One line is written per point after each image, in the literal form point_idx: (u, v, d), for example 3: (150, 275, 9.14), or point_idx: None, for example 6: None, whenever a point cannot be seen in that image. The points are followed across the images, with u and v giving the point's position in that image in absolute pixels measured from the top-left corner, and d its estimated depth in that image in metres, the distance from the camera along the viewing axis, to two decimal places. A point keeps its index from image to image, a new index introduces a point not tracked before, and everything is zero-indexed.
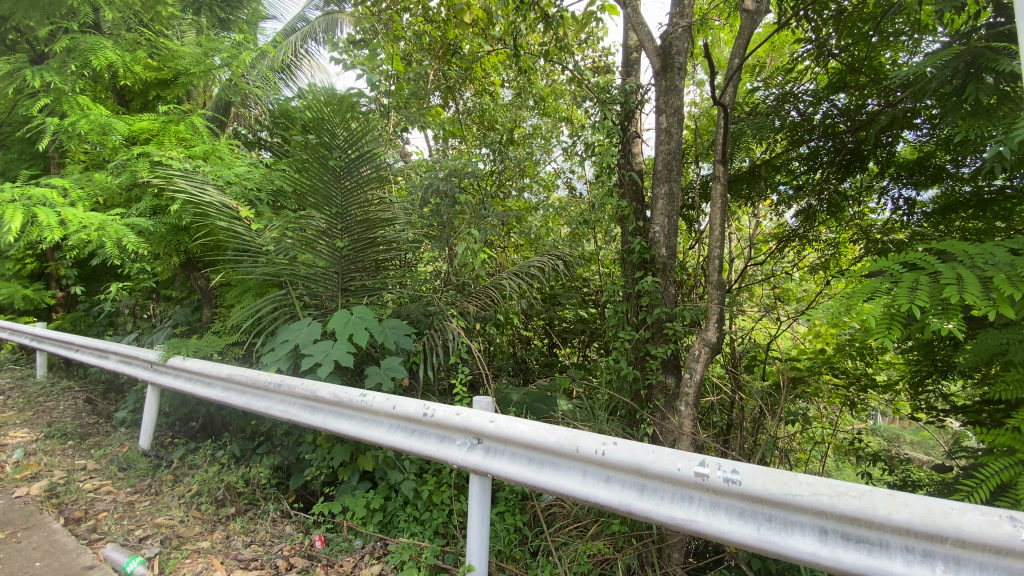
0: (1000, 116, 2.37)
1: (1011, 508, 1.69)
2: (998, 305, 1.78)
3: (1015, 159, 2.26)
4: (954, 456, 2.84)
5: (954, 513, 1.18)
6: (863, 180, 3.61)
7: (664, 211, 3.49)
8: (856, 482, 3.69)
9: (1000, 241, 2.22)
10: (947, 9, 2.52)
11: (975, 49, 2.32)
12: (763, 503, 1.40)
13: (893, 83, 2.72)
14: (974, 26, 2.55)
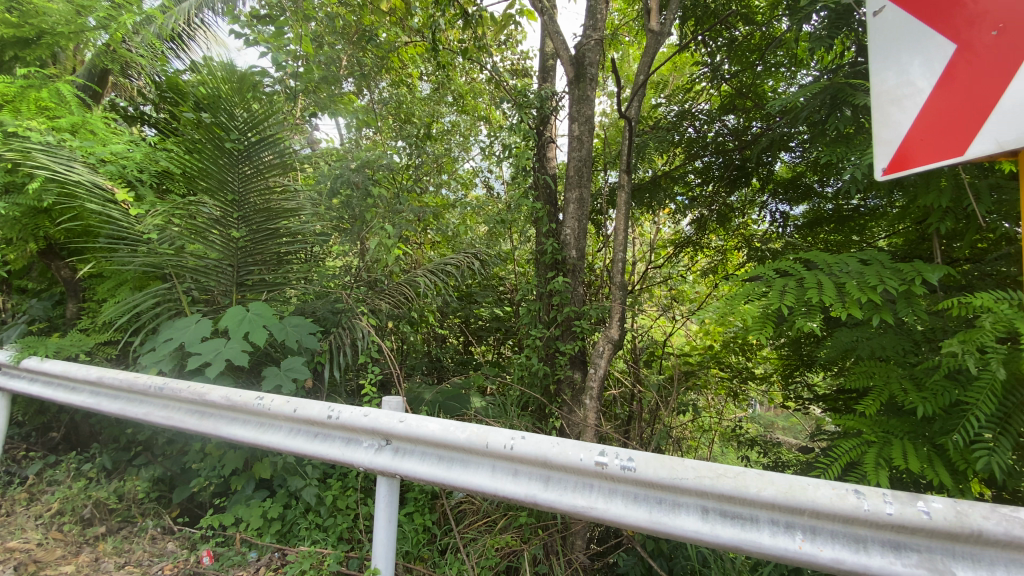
0: (857, 144, 2.65)
1: (856, 482, 1.97)
2: (849, 308, 2.08)
3: (866, 183, 2.62)
4: (815, 439, 3.27)
5: (810, 487, 1.36)
6: (748, 195, 3.97)
7: (575, 214, 3.62)
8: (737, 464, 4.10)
9: (852, 253, 2.58)
10: (818, 47, 2.87)
11: (837, 84, 2.68)
12: (655, 487, 1.51)
13: (773, 110, 3.08)
14: (840, 63, 2.93)
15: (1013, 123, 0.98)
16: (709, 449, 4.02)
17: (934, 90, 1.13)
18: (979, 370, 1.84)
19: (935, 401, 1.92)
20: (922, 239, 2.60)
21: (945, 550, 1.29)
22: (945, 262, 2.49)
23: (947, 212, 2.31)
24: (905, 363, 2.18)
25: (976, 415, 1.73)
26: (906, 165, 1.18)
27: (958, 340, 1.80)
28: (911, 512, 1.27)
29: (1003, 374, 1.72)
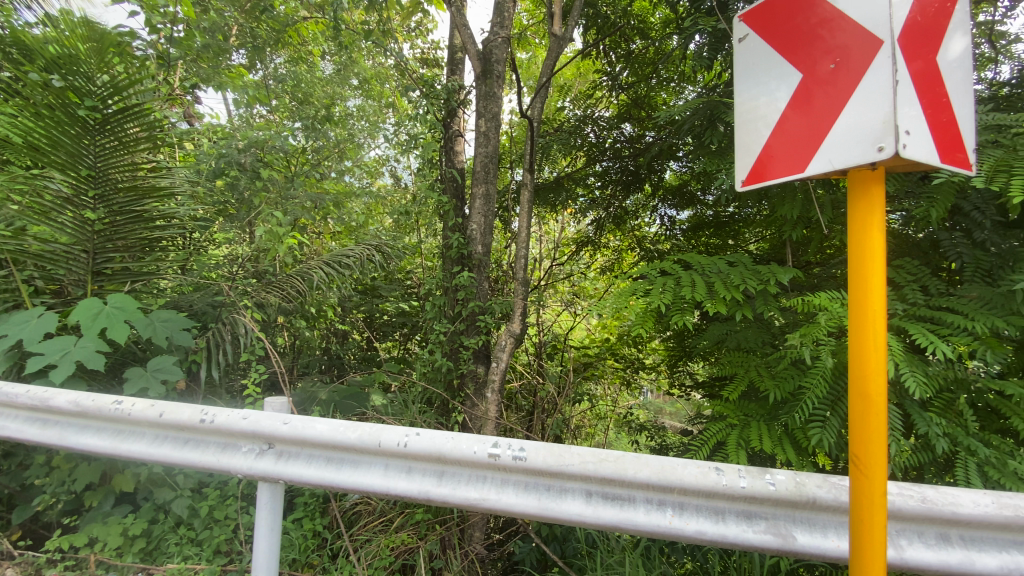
0: (729, 158, 2.96)
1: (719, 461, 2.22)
2: (717, 305, 2.32)
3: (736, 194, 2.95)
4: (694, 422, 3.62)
5: (680, 467, 1.49)
6: (642, 199, 4.22)
7: (480, 210, 3.63)
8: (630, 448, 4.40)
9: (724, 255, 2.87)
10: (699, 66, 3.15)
11: (713, 103, 2.97)
12: (544, 475, 1.57)
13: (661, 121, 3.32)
14: (716, 84, 3.26)
15: (843, 147, 1.14)
16: (605, 436, 4.24)
17: (782, 112, 1.29)
18: (816, 360, 2.15)
19: (782, 387, 2.21)
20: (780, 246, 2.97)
21: (786, 515, 1.48)
22: (798, 266, 2.85)
23: (799, 222, 2.64)
24: (762, 353, 2.48)
25: (812, 398, 2.02)
26: (757, 178, 1.34)
27: (799, 334, 2.10)
28: (760, 484, 1.44)
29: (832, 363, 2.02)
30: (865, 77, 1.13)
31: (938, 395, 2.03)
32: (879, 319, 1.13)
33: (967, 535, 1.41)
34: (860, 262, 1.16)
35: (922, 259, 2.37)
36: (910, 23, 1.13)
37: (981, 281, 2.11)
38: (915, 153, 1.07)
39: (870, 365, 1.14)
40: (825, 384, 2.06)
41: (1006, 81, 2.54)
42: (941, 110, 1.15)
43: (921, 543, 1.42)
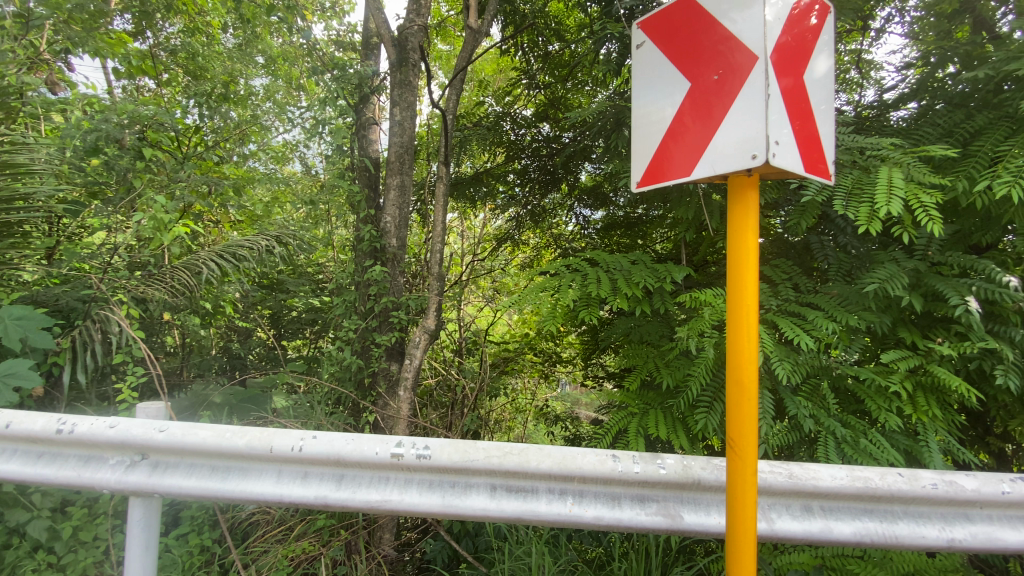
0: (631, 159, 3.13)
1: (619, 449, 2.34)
2: (619, 301, 2.45)
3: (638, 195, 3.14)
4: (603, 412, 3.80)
5: (579, 456, 1.54)
6: (559, 198, 4.25)
7: (395, 202, 3.52)
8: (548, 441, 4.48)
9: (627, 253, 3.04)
10: (607, 70, 3.29)
11: (618, 107, 3.13)
12: (448, 472, 1.56)
13: (574, 121, 3.41)
14: (620, 90, 3.41)
15: (723, 154, 1.23)
16: (522, 429, 4.30)
17: (673, 120, 1.36)
18: (703, 351, 2.33)
19: (674, 375, 2.38)
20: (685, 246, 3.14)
21: (676, 497, 1.58)
22: (694, 264, 3.07)
23: (692, 224, 2.84)
24: (658, 344, 2.66)
25: (698, 385, 2.19)
26: (650, 183, 1.41)
27: (686, 327, 2.27)
28: (652, 469, 1.53)
29: (715, 353, 2.20)
30: (743, 91, 1.22)
31: (806, 381, 2.27)
32: (751, 314, 1.23)
33: (826, 506, 1.59)
34: (737, 262, 1.26)
35: (797, 261, 2.65)
36: (781, 43, 1.23)
37: (842, 281, 2.39)
38: (782, 163, 1.17)
39: (744, 357, 1.24)
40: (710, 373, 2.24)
41: (868, 105, 2.88)
42: (806, 124, 1.27)
43: (788, 515, 1.57)
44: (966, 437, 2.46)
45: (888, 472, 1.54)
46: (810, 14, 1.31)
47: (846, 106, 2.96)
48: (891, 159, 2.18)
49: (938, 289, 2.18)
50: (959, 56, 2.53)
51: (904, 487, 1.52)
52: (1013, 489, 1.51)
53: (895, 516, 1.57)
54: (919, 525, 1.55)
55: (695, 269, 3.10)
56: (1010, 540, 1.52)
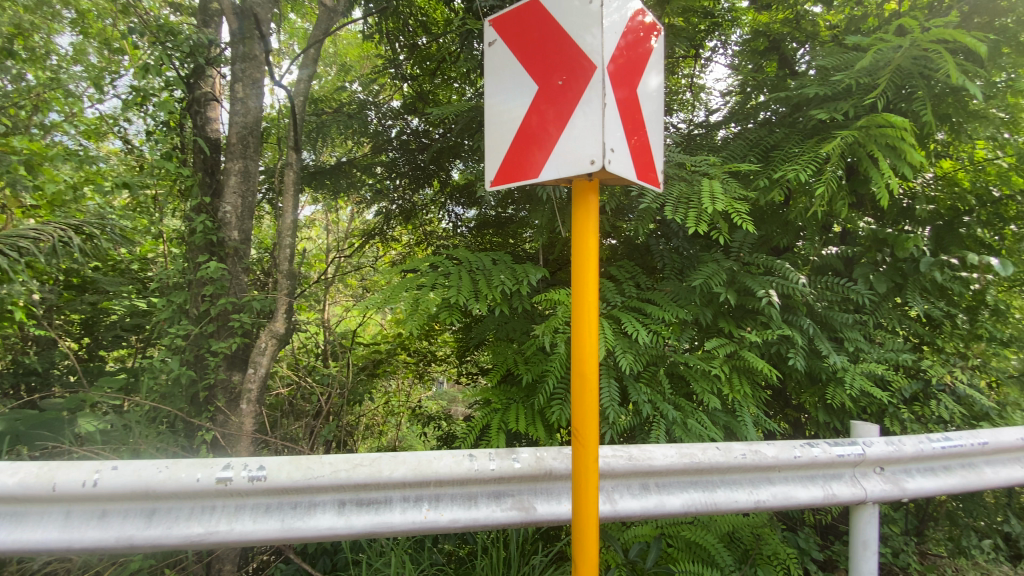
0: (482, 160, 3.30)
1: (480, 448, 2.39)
2: (477, 301, 2.51)
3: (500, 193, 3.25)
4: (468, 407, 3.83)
5: (434, 460, 1.50)
6: (432, 194, 4.14)
7: (236, 190, 3.19)
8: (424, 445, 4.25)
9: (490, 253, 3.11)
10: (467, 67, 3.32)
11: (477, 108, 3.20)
12: (288, 492, 1.43)
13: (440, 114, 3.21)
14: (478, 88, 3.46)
15: (567, 158, 1.27)
16: (396, 432, 4.18)
17: (524, 121, 1.37)
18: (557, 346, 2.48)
19: (532, 370, 2.48)
20: (552, 246, 3.22)
21: (530, 489, 1.61)
22: (550, 264, 3.26)
23: (546, 225, 3.02)
24: (519, 341, 2.77)
25: (553, 379, 2.33)
26: (504, 181, 1.41)
27: (543, 325, 2.41)
28: (507, 464, 1.54)
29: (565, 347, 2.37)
30: (585, 98, 1.27)
31: (647, 369, 2.50)
32: (592, 312, 1.30)
33: (661, 483, 1.75)
34: (580, 261, 1.32)
35: (640, 262, 2.92)
36: (617, 56, 1.31)
37: (674, 278, 2.69)
38: (617, 169, 1.25)
39: (585, 352, 1.30)
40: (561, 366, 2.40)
41: (700, 124, 3.25)
42: (639, 134, 1.37)
43: (629, 495, 1.71)
44: (772, 410, 2.91)
45: (709, 448, 1.76)
46: (643, 32, 1.42)
47: (684, 124, 3.28)
48: (710, 173, 2.52)
49: (747, 286, 2.57)
50: (765, 88, 3.08)
51: (721, 459, 1.74)
52: (801, 453, 1.81)
53: (715, 486, 1.79)
54: (734, 491, 1.79)
55: (554, 267, 3.27)
56: (800, 496, 1.82)
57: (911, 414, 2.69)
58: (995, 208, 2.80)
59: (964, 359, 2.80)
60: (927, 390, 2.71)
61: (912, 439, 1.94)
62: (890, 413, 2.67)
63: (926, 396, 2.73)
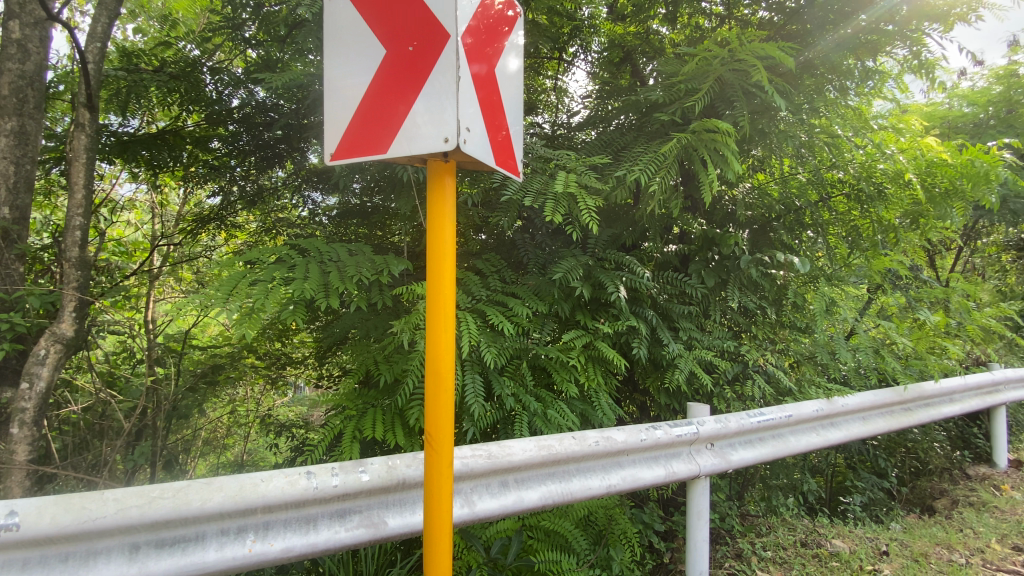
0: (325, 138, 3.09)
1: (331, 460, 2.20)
2: (329, 296, 2.28)
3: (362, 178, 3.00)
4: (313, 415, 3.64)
5: (262, 483, 1.31)
6: (285, 177, 3.55)
7: (6, 154, 2.50)
8: (275, 456, 3.80)
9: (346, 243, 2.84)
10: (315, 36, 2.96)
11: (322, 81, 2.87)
12: (54, 542, 1.12)
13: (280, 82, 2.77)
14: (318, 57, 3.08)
15: (417, 133, 1.16)
16: (243, 445, 3.98)
17: (370, 90, 1.23)
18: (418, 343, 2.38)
19: (392, 370, 2.34)
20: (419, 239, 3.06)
21: (380, 502, 1.48)
22: (413, 257, 3.11)
23: (411, 217, 2.88)
24: (378, 338, 2.60)
25: (411, 379, 2.22)
26: (347, 155, 1.24)
27: (403, 320, 2.29)
28: (353, 478, 1.40)
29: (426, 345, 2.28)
30: (437, 70, 1.17)
31: (510, 362, 2.50)
32: (448, 306, 1.21)
33: (519, 478, 1.73)
34: (433, 250, 1.21)
35: (506, 256, 2.92)
36: (473, 30, 1.23)
37: (537, 272, 2.74)
38: (472, 150, 1.17)
39: (440, 348, 1.20)
40: (420, 364, 2.30)
41: (563, 125, 3.35)
42: (497, 117, 1.31)
43: (488, 494, 1.66)
44: (623, 395, 3.12)
45: (566, 438, 1.78)
46: (502, 11, 1.37)
47: (547, 124, 3.36)
48: (568, 167, 2.60)
49: (601, 280, 2.70)
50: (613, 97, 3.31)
51: (576, 448, 1.77)
52: (647, 436, 1.93)
53: (571, 475, 1.82)
54: (588, 478, 1.85)
55: (416, 259, 3.13)
56: (646, 477, 1.95)
57: (734, 393, 3.08)
58: (794, 216, 3.28)
59: (773, 343, 3.30)
60: (744, 371, 3.13)
61: (735, 416, 2.20)
62: (717, 393, 3.03)
63: (744, 376, 3.15)
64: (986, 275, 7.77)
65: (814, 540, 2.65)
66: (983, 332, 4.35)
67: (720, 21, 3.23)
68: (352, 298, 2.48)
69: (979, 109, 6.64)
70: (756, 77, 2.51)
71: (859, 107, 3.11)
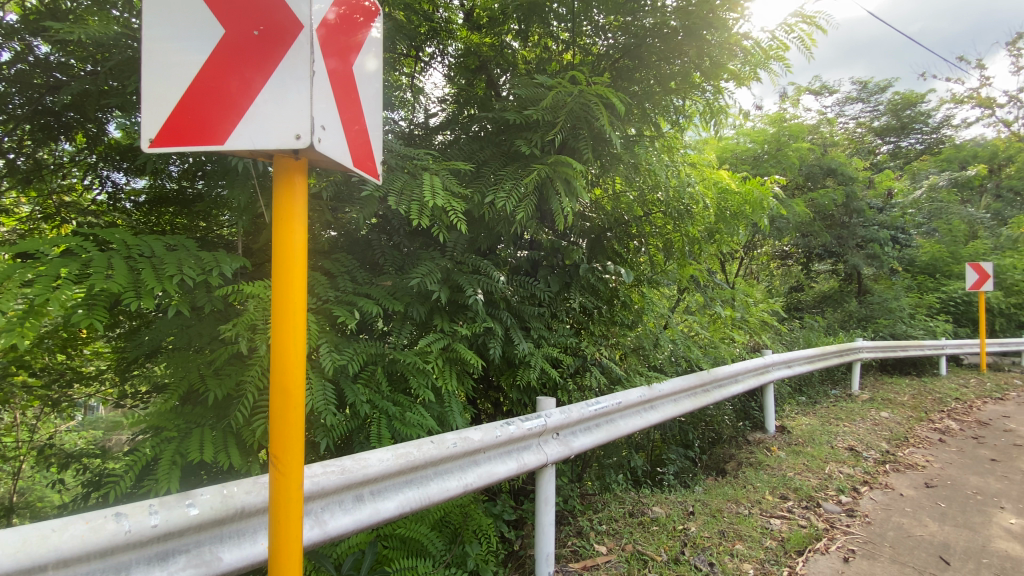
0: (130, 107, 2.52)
1: (146, 492, 1.87)
2: (142, 297, 1.94)
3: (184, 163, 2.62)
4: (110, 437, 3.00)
5: (53, 534, 1.08)
6: (73, 152, 2.86)
7: None
8: (54, 496, 3.09)
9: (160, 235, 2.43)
10: None
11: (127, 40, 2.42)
12: None
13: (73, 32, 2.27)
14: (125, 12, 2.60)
15: (264, 126, 1.06)
16: (7, 485, 3.25)
17: (204, 70, 1.09)
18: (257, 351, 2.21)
19: (222, 384, 2.10)
20: (257, 232, 2.77)
21: (212, 537, 1.34)
22: (247, 254, 2.78)
23: (245, 210, 2.60)
24: (202, 346, 2.30)
25: (250, 393, 2.02)
26: (174, 142, 1.08)
27: (234, 325, 2.11)
28: (178, 514, 1.24)
29: (266, 352, 2.11)
30: (288, 60, 1.08)
31: (364, 368, 2.44)
32: (298, 316, 1.13)
33: (374, 490, 1.69)
34: (280, 255, 1.11)
35: (359, 256, 2.79)
36: (328, 21, 1.16)
37: (393, 274, 2.69)
38: (328, 150, 1.11)
39: (289, 361, 1.12)
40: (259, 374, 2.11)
41: (419, 125, 3.29)
42: (354, 114, 1.26)
43: (341, 511, 1.58)
44: (478, 393, 3.22)
45: (424, 443, 1.78)
46: (359, 1, 1.31)
47: (403, 122, 3.28)
48: (429, 169, 2.61)
49: (458, 283, 2.77)
50: (469, 104, 3.38)
51: (435, 452, 1.79)
52: (501, 432, 2.04)
53: (428, 479, 1.84)
54: (445, 480, 1.88)
55: (251, 256, 2.78)
56: (499, 471, 2.05)
57: (576, 384, 3.38)
58: (624, 228, 3.74)
59: (607, 339, 3.71)
60: (584, 365, 3.47)
61: (577, 407, 2.44)
62: (562, 386, 3.29)
63: (585, 369, 3.50)
64: (759, 276, 9.74)
65: (639, 509, 3.06)
66: (755, 325, 5.49)
67: (566, 45, 3.46)
68: (169, 298, 2.15)
69: (758, 145, 8.27)
70: (596, 117, 2.85)
71: (674, 137, 3.68)
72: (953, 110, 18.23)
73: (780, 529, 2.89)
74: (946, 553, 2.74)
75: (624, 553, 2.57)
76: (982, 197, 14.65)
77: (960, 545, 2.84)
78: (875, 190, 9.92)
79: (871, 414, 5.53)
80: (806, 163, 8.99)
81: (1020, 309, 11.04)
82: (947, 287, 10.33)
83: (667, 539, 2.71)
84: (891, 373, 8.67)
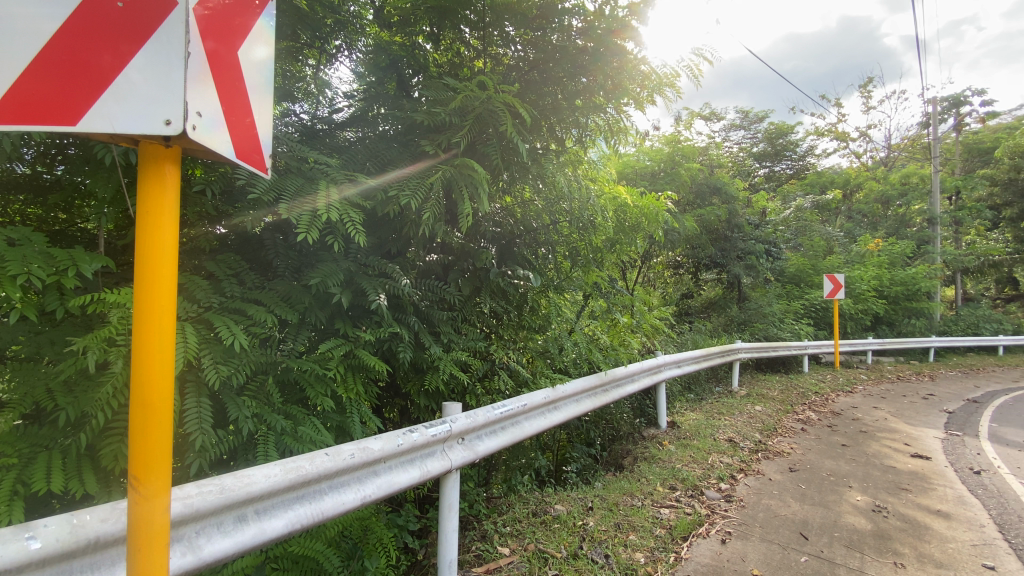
0: None
1: None
2: None
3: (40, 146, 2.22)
4: None
5: None
6: None
7: None
8: None
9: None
10: None
11: None
12: None
13: None
14: None
15: (128, 108, 0.95)
16: None
17: (54, 39, 0.95)
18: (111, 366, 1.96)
19: (74, 403, 1.83)
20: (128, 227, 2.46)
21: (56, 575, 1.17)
22: (109, 252, 2.45)
23: (110, 202, 2.29)
24: (55, 356, 1.99)
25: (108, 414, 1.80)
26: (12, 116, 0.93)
27: (85, 337, 1.86)
28: (14, 549, 1.06)
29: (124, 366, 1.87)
30: (160, 38, 0.98)
31: (253, 379, 2.26)
32: (167, 320, 1.02)
33: (260, 509, 1.57)
34: (145, 253, 1.00)
35: (251, 257, 2.59)
36: (209, 1, 1.07)
37: (289, 278, 2.53)
38: (205, 139, 1.02)
39: (154, 371, 1.01)
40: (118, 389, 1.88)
41: (323, 119, 3.11)
42: (240, 102, 1.17)
43: (218, 534, 1.45)
44: (382, 400, 3.13)
45: (317, 456, 1.69)
46: None
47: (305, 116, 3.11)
48: (329, 171, 2.51)
49: (362, 287, 2.67)
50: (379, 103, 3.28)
51: (329, 464, 1.70)
52: (403, 440, 1.99)
53: (322, 493, 1.74)
54: (341, 493, 1.79)
55: (116, 255, 2.46)
56: (400, 480, 2.00)
57: (483, 388, 3.40)
58: (532, 234, 3.84)
59: (513, 344, 3.79)
60: (491, 369, 3.51)
61: (482, 411, 2.45)
62: (469, 391, 3.29)
63: (492, 373, 3.54)
64: (656, 284, 10.48)
65: (542, 508, 3.14)
66: (650, 329, 5.91)
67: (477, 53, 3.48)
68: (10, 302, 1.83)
69: (655, 163, 8.94)
70: (505, 125, 2.91)
71: (579, 150, 3.86)
72: (815, 141, 21.01)
73: (669, 518, 3.12)
74: (804, 530, 3.12)
75: (526, 552, 2.63)
76: (836, 218, 17.01)
77: (815, 522, 3.25)
78: (753, 209, 11.13)
79: (747, 408, 6.17)
80: (696, 182, 9.87)
81: (865, 314, 12.93)
82: (810, 295, 11.84)
83: (567, 535, 2.81)
84: (765, 371, 9.74)
